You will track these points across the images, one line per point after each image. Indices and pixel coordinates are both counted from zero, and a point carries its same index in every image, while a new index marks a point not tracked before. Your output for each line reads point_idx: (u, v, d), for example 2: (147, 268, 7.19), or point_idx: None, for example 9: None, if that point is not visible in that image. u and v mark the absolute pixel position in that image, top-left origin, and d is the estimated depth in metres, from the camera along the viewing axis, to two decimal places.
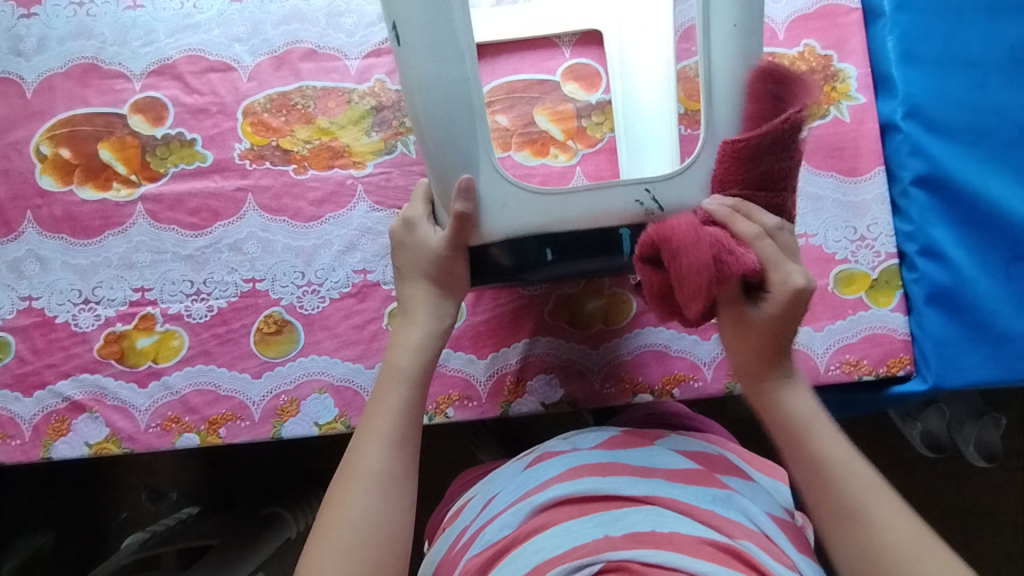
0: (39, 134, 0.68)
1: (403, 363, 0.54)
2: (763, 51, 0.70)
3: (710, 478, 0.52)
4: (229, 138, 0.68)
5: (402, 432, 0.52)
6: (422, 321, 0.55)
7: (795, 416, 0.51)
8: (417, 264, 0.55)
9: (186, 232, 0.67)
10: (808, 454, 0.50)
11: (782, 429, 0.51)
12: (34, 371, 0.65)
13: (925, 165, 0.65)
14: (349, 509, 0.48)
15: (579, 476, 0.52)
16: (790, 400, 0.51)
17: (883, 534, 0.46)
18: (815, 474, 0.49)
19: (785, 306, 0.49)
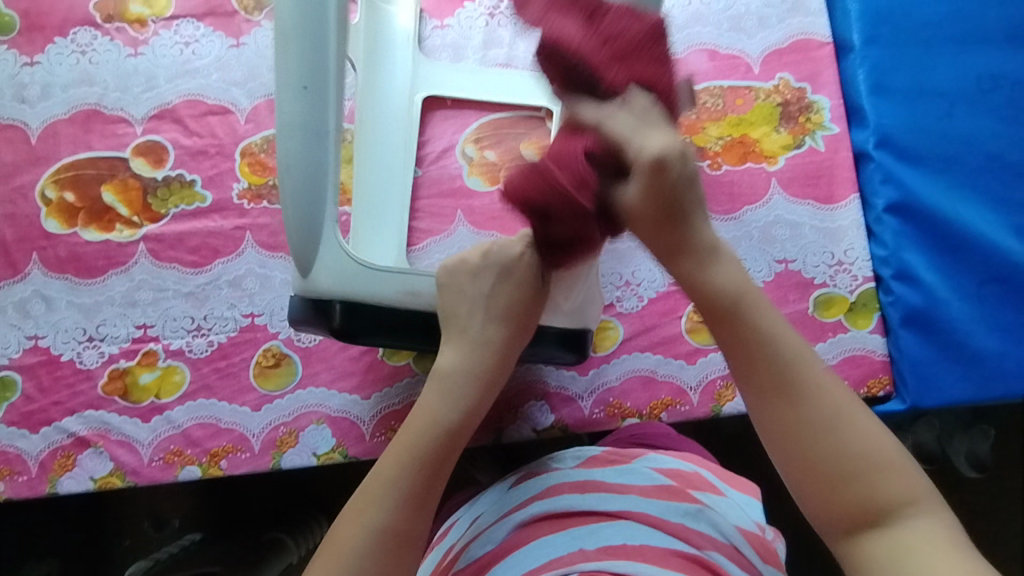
0: (44, 179, 0.70)
1: (443, 419, 0.48)
2: (740, 85, 0.72)
3: (684, 494, 0.55)
4: (227, 178, 0.71)
5: (417, 498, 0.46)
6: (474, 386, 0.50)
7: (720, 291, 0.45)
8: (507, 303, 0.51)
9: (186, 270, 0.70)
10: (739, 327, 0.45)
11: (705, 293, 0.46)
12: (40, 409, 0.67)
13: (897, 193, 0.68)
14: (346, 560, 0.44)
15: (559, 494, 0.55)
16: (714, 276, 0.46)
17: (845, 442, 0.42)
18: (783, 396, 0.44)
19: (683, 178, 0.42)
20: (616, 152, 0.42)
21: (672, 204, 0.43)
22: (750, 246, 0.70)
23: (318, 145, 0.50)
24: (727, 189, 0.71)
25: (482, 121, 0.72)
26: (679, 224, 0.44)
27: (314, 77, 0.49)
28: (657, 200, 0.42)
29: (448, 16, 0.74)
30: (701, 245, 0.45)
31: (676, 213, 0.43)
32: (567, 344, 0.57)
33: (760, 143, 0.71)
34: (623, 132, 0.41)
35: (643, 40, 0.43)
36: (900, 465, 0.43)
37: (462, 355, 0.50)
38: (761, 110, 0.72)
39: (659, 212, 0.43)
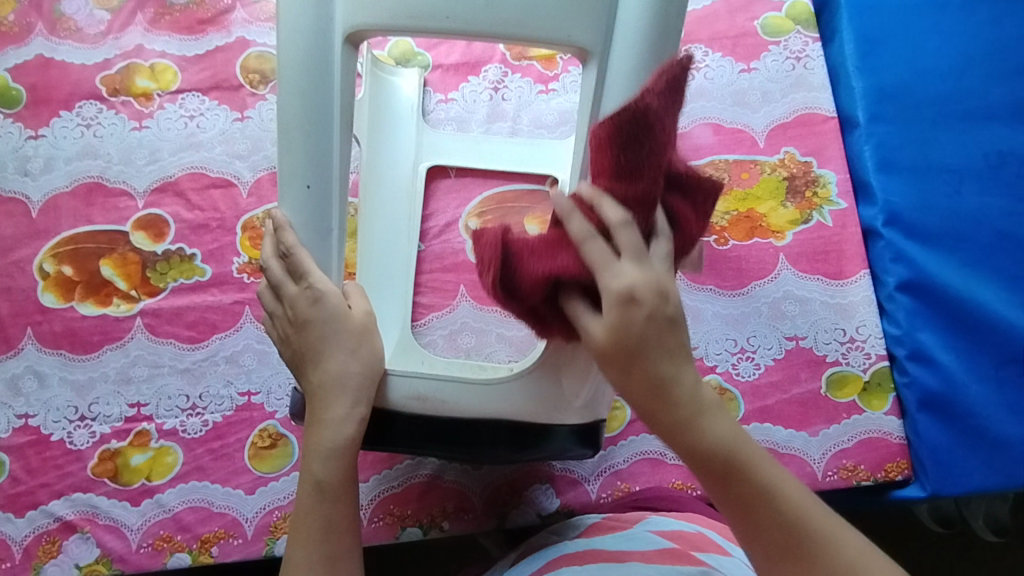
0: (43, 252, 0.70)
1: (320, 475, 0.48)
2: (745, 159, 0.72)
3: (687, 555, 0.51)
4: (228, 252, 0.70)
5: (335, 549, 0.48)
6: (347, 392, 0.49)
7: (717, 454, 0.43)
8: (294, 317, 0.50)
9: (183, 346, 0.68)
10: (743, 490, 0.43)
11: (705, 471, 0.43)
12: (26, 491, 0.65)
13: (908, 271, 0.67)
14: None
15: (558, 568, 0.52)
16: (709, 433, 0.43)
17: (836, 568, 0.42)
18: (760, 509, 0.43)
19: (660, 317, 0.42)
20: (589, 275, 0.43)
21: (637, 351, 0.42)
22: (759, 322, 0.69)
23: (322, 244, 0.49)
24: (734, 264, 0.70)
25: (487, 194, 0.72)
26: (690, 407, 0.43)
27: (319, 175, 0.47)
28: (702, 462, 0.43)
29: (453, 90, 0.75)
30: (658, 388, 0.42)
31: (673, 325, 0.43)
32: (584, 440, 0.54)
33: (767, 218, 0.71)
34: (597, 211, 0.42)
35: (632, 126, 0.41)
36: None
37: (309, 367, 0.49)
38: (768, 184, 0.71)
39: (687, 418, 0.43)
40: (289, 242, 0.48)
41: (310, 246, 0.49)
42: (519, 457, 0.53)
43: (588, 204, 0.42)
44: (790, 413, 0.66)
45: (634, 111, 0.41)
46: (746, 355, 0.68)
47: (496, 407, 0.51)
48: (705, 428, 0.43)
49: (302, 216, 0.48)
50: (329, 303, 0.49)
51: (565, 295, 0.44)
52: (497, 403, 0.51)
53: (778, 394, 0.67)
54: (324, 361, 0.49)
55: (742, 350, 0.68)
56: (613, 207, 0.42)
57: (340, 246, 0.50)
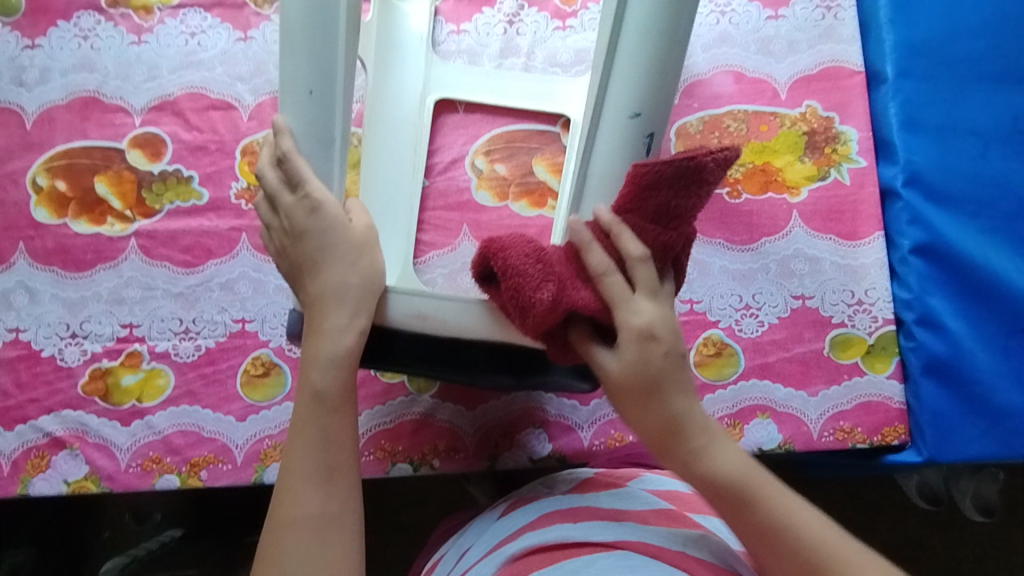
0: (37, 166, 0.68)
1: (318, 384, 0.47)
2: (765, 110, 0.69)
3: (682, 518, 0.51)
4: (226, 177, 0.68)
5: (334, 462, 0.46)
6: (346, 302, 0.47)
7: (728, 483, 0.45)
8: (291, 226, 0.48)
9: (177, 269, 0.67)
10: (758, 522, 0.45)
11: (715, 494, 0.46)
12: (16, 405, 0.64)
13: (924, 234, 0.65)
14: (291, 560, 0.44)
15: (551, 522, 0.50)
16: (717, 466, 0.46)
17: (807, 535, 0.44)
18: (739, 512, 0.45)
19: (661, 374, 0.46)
20: (608, 310, 0.46)
21: (654, 385, 0.46)
22: (767, 279, 0.67)
23: (322, 153, 0.48)
24: (745, 218, 0.68)
25: (495, 131, 0.69)
26: (664, 417, 0.46)
27: (322, 81, 0.47)
28: (718, 493, 0.46)
29: (465, 21, 0.72)
30: (673, 411, 0.46)
31: (653, 391, 0.46)
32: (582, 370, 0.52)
33: (783, 172, 0.68)
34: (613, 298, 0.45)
35: (676, 189, 0.43)
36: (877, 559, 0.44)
37: (307, 277, 0.48)
38: (786, 138, 0.69)
39: (642, 398, 0.46)
40: (286, 147, 0.47)
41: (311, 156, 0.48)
42: (523, 381, 0.53)
43: (607, 232, 0.45)
44: (790, 372, 0.66)
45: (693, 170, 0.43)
46: (751, 312, 0.67)
47: (494, 329, 0.49)
48: (711, 463, 0.46)
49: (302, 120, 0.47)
50: (332, 208, 0.48)
51: (577, 341, 0.47)
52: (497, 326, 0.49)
53: (779, 352, 0.66)
54: (324, 271, 0.48)
55: (747, 306, 0.67)
56: (644, 270, 0.45)
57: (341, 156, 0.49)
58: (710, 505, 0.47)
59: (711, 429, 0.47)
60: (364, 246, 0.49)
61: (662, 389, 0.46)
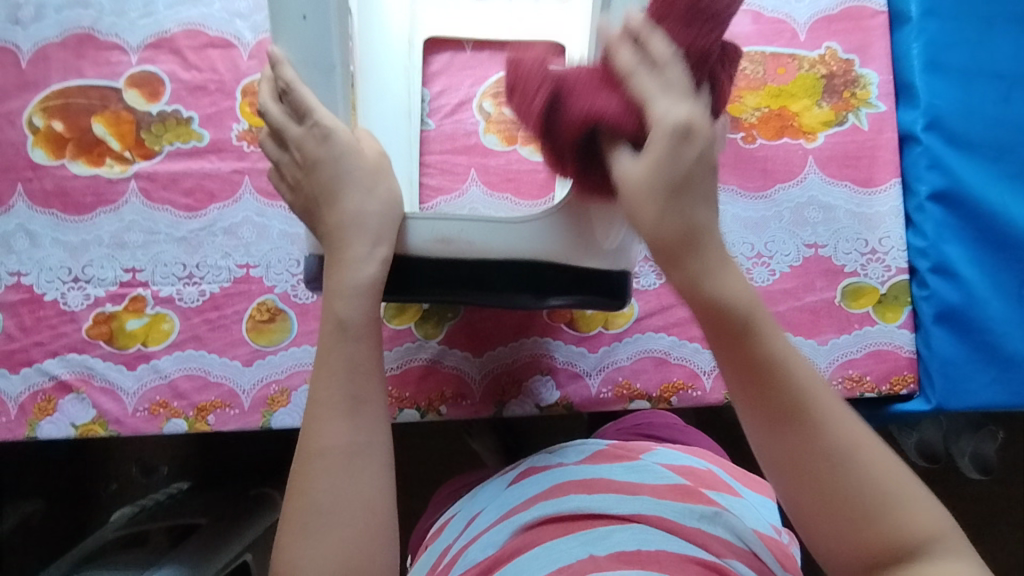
0: (32, 105, 0.66)
1: (342, 312, 0.46)
2: (783, 52, 0.67)
3: (699, 494, 0.50)
4: (227, 118, 0.66)
5: (361, 391, 0.46)
6: (367, 231, 0.46)
7: (762, 358, 0.41)
8: (302, 158, 0.47)
9: (180, 213, 0.66)
10: (783, 401, 0.41)
11: (748, 372, 0.41)
12: (21, 349, 0.64)
13: (942, 180, 0.64)
14: (322, 493, 0.45)
15: (566, 493, 0.50)
16: (725, 287, 0.40)
17: (869, 480, 0.40)
18: (764, 391, 0.41)
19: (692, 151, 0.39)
20: (635, 113, 0.40)
21: (690, 233, 0.40)
22: (780, 226, 0.66)
23: (325, 82, 0.47)
24: (759, 163, 0.66)
25: (503, 72, 0.66)
26: (689, 202, 0.40)
27: (314, 5, 0.45)
28: (719, 317, 0.41)
29: None
30: (712, 248, 0.41)
31: (685, 181, 0.39)
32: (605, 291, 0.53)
33: (800, 117, 0.66)
34: (645, 87, 0.39)
35: (703, 21, 0.39)
36: (929, 497, 0.41)
37: (326, 208, 0.47)
38: (804, 81, 0.67)
39: (679, 224, 0.40)
40: (288, 77, 0.45)
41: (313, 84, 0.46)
42: (547, 300, 0.53)
43: (634, 38, 0.39)
44: (801, 321, 0.65)
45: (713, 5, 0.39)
46: (762, 260, 0.65)
47: (518, 247, 0.49)
48: (742, 309, 0.41)
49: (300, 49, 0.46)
50: (344, 137, 0.46)
51: (603, 140, 0.41)
52: (520, 245, 0.49)
53: (790, 301, 0.65)
54: (343, 200, 0.46)
55: (758, 254, 0.65)
56: (665, 43, 0.39)
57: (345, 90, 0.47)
58: (733, 383, 0.42)
59: (755, 300, 0.41)
60: (380, 171, 0.48)
61: (688, 190, 0.39)
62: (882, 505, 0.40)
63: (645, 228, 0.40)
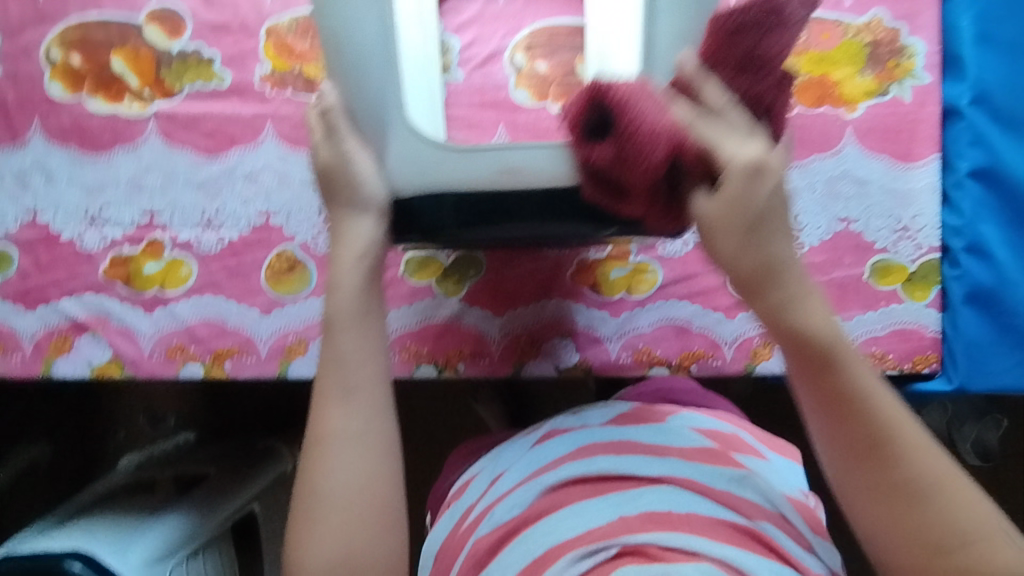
0: (49, 37, 0.64)
1: (340, 308, 0.48)
2: (828, 17, 0.65)
3: (726, 457, 0.50)
4: (249, 59, 0.64)
5: (353, 382, 0.48)
6: (356, 238, 0.48)
7: (818, 342, 0.42)
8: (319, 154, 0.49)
9: (199, 156, 0.64)
10: (836, 385, 0.43)
11: (801, 356, 0.43)
12: (37, 287, 0.63)
13: (984, 157, 0.62)
14: (327, 480, 0.46)
15: (593, 454, 0.49)
16: (804, 322, 0.42)
17: (909, 469, 0.42)
18: (823, 370, 0.43)
19: (766, 214, 0.41)
20: (706, 152, 0.41)
21: (759, 224, 0.41)
22: (811, 199, 0.64)
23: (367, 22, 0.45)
24: (795, 132, 0.64)
25: (537, 24, 0.63)
26: (762, 269, 0.42)
27: None
28: (800, 346, 0.43)
29: None
30: (776, 264, 0.42)
31: (756, 228, 0.41)
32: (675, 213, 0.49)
33: (841, 86, 0.64)
34: (711, 137, 0.41)
35: (742, 40, 0.41)
36: (970, 484, 0.42)
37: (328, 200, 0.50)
38: (848, 47, 0.64)
39: (756, 274, 0.42)
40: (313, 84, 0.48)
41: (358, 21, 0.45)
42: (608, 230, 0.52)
43: (690, 83, 0.42)
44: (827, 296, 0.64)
45: (771, 1, 0.40)
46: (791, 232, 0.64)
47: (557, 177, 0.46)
48: (802, 318, 0.42)
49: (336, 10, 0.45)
50: (368, 114, 0.47)
51: (685, 183, 0.42)
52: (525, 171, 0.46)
53: (817, 276, 0.64)
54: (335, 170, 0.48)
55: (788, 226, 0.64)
56: (740, 115, 0.41)
57: (392, 67, 0.46)
58: (786, 359, 0.44)
59: (821, 299, 0.44)
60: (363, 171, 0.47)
61: (765, 225, 0.42)
62: (917, 488, 0.42)
63: (724, 262, 0.43)
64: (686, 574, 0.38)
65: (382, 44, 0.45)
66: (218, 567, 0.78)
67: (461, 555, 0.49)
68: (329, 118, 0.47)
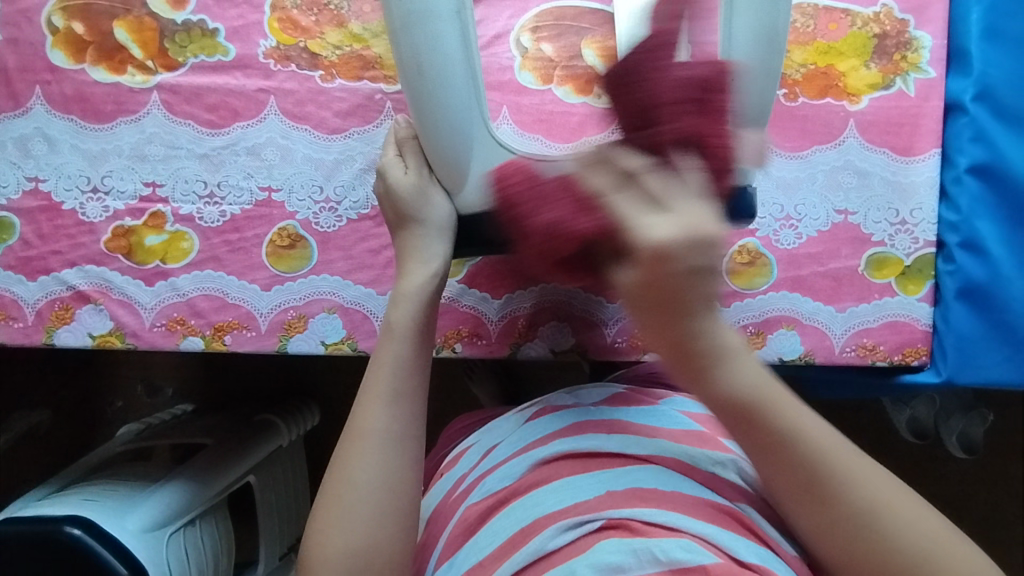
0: (52, 3, 0.64)
1: (396, 318, 0.52)
2: (836, 7, 0.65)
3: (713, 440, 0.51)
4: (254, 32, 0.64)
5: (402, 386, 0.50)
6: (421, 254, 0.54)
7: (741, 400, 0.41)
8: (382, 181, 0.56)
9: (202, 129, 0.64)
10: (791, 452, 0.41)
11: (727, 415, 0.41)
12: (38, 256, 0.63)
13: (984, 153, 0.63)
14: (357, 474, 0.47)
15: (584, 432, 0.51)
16: (737, 379, 0.41)
17: (852, 504, 0.40)
18: (760, 443, 0.41)
19: (689, 285, 0.37)
20: (619, 232, 0.38)
21: (683, 300, 0.38)
22: (811, 189, 0.65)
23: (446, 19, 0.48)
24: (799, 123, 0.64)
25: (544, 7, 0.63)
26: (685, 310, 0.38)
27: None
28: (733, 412, 0.41)
29: None
30: (692, 313, 0.38)
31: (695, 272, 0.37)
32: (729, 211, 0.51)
33: (846, 77, 0.64)
34: (625, 214, 0.38)
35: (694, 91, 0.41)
36: (926, 509, 0.41)
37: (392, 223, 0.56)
38: (854, 39, 0.64)
39: (687, 354, 0.40)
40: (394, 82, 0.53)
41: (421, 15, 0.48)
42: None
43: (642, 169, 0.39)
44: (822, 287, 0.64)
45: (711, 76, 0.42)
46: (790, 223, 0.65)
47: None
48: (725, 377, 0.40)
49: (407, 36, 0.48)
50: (444, 135, 0.51)
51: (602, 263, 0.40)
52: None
53: (814, 266, 0.65)
54: (409, 185, 0.55)
55: (787, 216, 0.65)
56: (660, 180, 0.39)
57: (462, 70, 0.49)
58: (735, 433, 0.42)
59: (730, 349, 0.41)
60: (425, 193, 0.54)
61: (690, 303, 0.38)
62: (860, 521, 0.40)
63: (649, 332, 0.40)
64: (666, 550, 0.39)
65: (462, 53, 0.49)
66: (215, 537, 0.80)
67: (451, 523, 0.51)
68: (406, 143, 0.56)
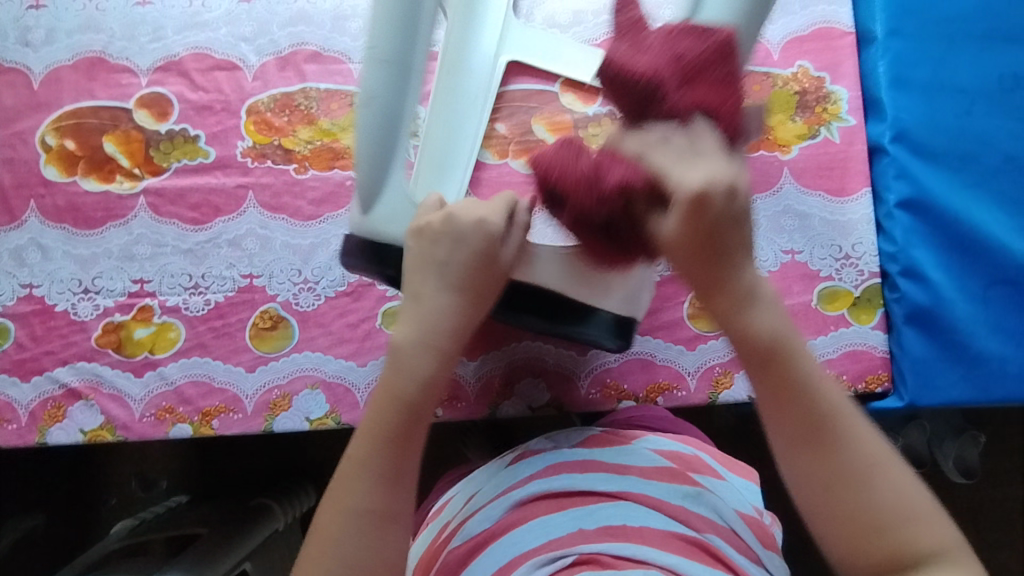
0: (45, 125, 0.70)
1: (405, 393, 0.48)
2: (758, 71, 0.72)
3: (684, 476, 0.53)
4: (232, 135, 0.70)
5: (388, 467, 0.48)
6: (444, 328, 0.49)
7: (764, 343, 0.45)
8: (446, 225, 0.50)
9: (186, 226, 0.69)
10: (802, 411, 0.45)
11: (751, 352, 0.46)
12: (32, 357, 0.66)
13: (910, 189, 0.68)
14: (331, 548, 0.46)
15: (559, 472, 0.53)
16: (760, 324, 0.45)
17: (881, 496, 0.44)
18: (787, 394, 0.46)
19: (739, 215, 0.42)
20: (660, 188, 0.42)
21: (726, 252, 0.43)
22: (757, 235, 0.69)
23: None
24: None
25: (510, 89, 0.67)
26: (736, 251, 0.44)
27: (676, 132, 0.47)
28: (753, 349, 0.46)
29: None
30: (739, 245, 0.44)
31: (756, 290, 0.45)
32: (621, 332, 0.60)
33: (775, 131, 0.71)
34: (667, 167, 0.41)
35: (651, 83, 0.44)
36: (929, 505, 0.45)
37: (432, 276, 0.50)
38: (779, 97, 0.71)
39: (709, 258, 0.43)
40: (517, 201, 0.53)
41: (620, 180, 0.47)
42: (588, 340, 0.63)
43: (662, 138, 0.42)
44: None
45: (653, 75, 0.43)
46: None
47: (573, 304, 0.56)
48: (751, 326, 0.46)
49: None
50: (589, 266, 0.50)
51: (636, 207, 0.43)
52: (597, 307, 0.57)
53: None
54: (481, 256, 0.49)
55: None
56: (686, 139, 0.42)
57: None
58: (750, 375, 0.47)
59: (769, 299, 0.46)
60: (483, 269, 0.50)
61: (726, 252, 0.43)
62: (882, 506, 0.44)
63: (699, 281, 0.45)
64: None
65: None
66: None
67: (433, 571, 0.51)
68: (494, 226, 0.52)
